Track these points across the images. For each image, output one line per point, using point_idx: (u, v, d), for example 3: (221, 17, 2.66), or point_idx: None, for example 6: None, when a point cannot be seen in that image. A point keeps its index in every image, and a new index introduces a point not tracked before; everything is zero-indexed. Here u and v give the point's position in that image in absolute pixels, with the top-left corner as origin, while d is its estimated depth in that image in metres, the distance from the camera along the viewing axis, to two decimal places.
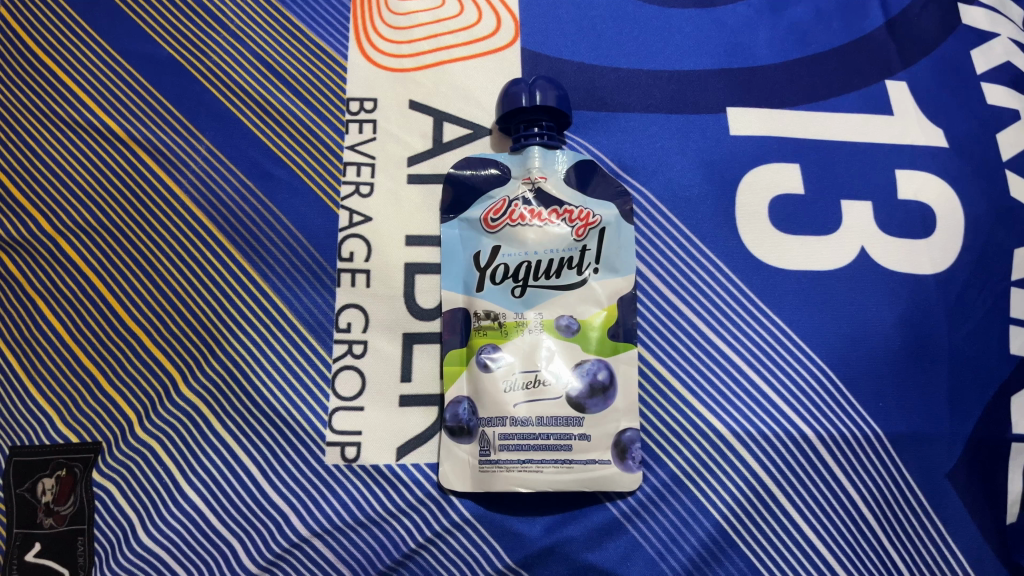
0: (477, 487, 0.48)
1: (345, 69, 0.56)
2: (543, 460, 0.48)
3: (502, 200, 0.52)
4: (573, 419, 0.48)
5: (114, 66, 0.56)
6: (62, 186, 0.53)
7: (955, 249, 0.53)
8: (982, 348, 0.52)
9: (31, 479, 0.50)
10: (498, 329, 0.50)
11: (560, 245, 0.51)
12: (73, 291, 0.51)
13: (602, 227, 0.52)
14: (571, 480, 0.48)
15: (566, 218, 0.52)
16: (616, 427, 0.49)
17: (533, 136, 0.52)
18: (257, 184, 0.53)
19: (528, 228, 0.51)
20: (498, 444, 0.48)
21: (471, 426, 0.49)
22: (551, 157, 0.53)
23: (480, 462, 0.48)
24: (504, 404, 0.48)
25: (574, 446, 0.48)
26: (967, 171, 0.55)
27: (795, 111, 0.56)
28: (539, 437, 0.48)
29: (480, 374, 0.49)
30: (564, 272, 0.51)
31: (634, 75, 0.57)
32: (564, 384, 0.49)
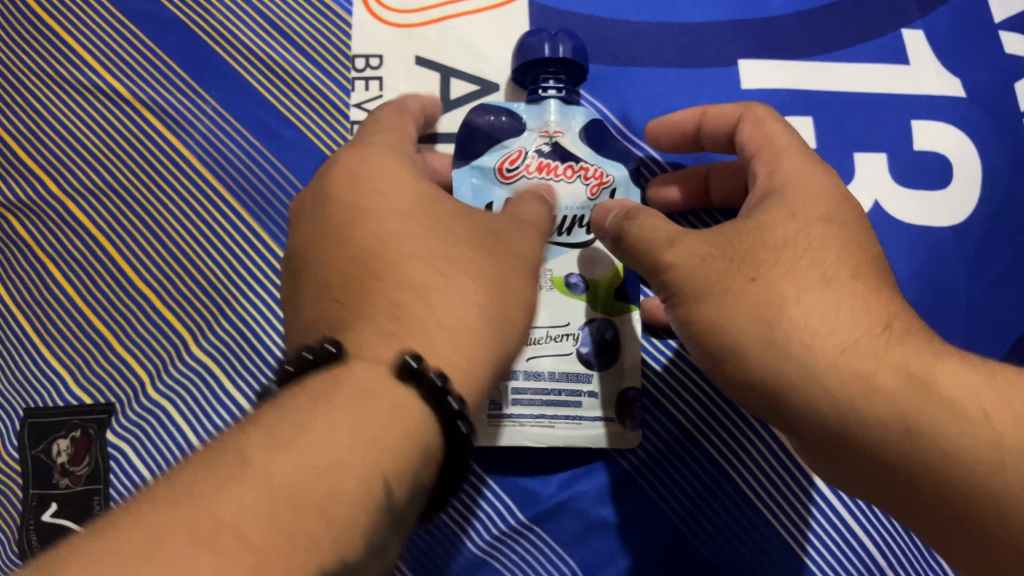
0: (487, 440, 0.47)
1: (349, 25, 0.55)
2: (555, 415, 0.47)
3: (518, 151, 0.48)
4: (584, 376, 0.47)
5: (117, 25, 0.55)
6: (70, 150, 0.53)
7: (973, 200, 0.52)
8: (1001, 300, 0.51)
9: (47, 441, 0.49)
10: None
11: (575, 202, 0.48)
12: (82, 254, 0.52)
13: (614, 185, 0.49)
14: (581, 436, 0.47)
15: (582, 175, 0.48)
16: (620, 385, 0.48)
17: (549, 91, 0.49)
18: (265, 144, 0.53)
19: (543, 180, 0.48)
20: (512, 398, 0.46)
21: None
22: (570, 113, 0.49)
23: (492, 415, 0.46)
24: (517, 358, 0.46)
25: (584, 403, 0.47)
26: (986, 121, 0.54)
27: (807, 62, 0.55)
28: (550, 392, 0.47)
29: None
30: (575, 231, 0.48)
31: (645, 27, 0.56)
32: (575, 339, 0.47)
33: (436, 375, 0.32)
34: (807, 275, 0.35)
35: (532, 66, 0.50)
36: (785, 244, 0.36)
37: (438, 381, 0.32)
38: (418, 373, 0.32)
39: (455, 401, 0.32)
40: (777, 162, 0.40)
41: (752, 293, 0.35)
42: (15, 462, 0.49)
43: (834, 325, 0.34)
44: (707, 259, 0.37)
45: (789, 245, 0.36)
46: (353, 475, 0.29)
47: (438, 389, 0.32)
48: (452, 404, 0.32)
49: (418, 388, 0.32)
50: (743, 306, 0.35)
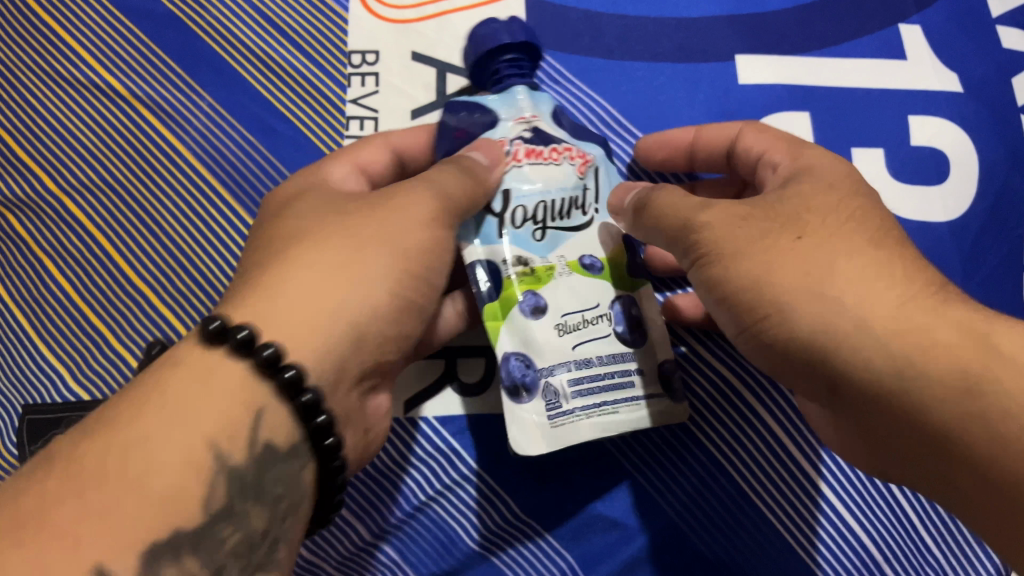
0: (555, 445, 0.39)
1: (346, 21, 0.55)
2: (615, 399, 0.40)
3: (500, 140, 0.42)
4: (628, 354, 0.41)
5: (113, 21, 0.55)
6: (67, 146, 0.53)
7: (969, 197, 0.52)
8: (997, 295, 0.51)
9: (44, 437, 0.49)
10: (530, 275, 0.41)
11: (568, 182, 0.42)
12: (79, 250, 0.52)
13: (596, 161, 0.44)
14: (648, 416, 0.41)
15: (567, 155, 0.43)
16: (658, 358, 0.42)
17: (511, 75, 0.45)
18: (261, 140, 0.53)
19: (533, 164, 0.42)
20: (571, 392, 0.40)
21: (531, 382, 0.40)
22: (538, 98, 0.45)
23: (553, 416, 0.39)
24: (561, 349, 0.40)
25: (636, 380, 0.41)
26: (982, 116, 0.54)
27: (804, 58, 0.55)
28: (606, 376, 0.40)
29: (525, 325, 0.40)
30: (573, 213, 0.43)
31: (641, 22, 0.56)
32: (609, 318, 0.42)
33: (263, 344, 0.34)
34: (855, 238, 0.36)
35: (493, 56, 0.46)
36: (815, 210, 0.37)
37: (266, 352, 0.33)
38: (248, 343, 0.33)
39: (289, 372, 0.34)
40: (798, 152, 0.41)
41: (795, 253, 0.35)
42: (13, 456, 0.49)
43: (884, 284, 0.34)
44: (748, 221, 0.37)
45: (834, 210, 0.37)
46: (179, 449, 0.31)
47: (247, 349, 0.33)
48: (285, 373, 0.34)
49: (228, 350, 0.34)
50: (782, 262, 0.35)
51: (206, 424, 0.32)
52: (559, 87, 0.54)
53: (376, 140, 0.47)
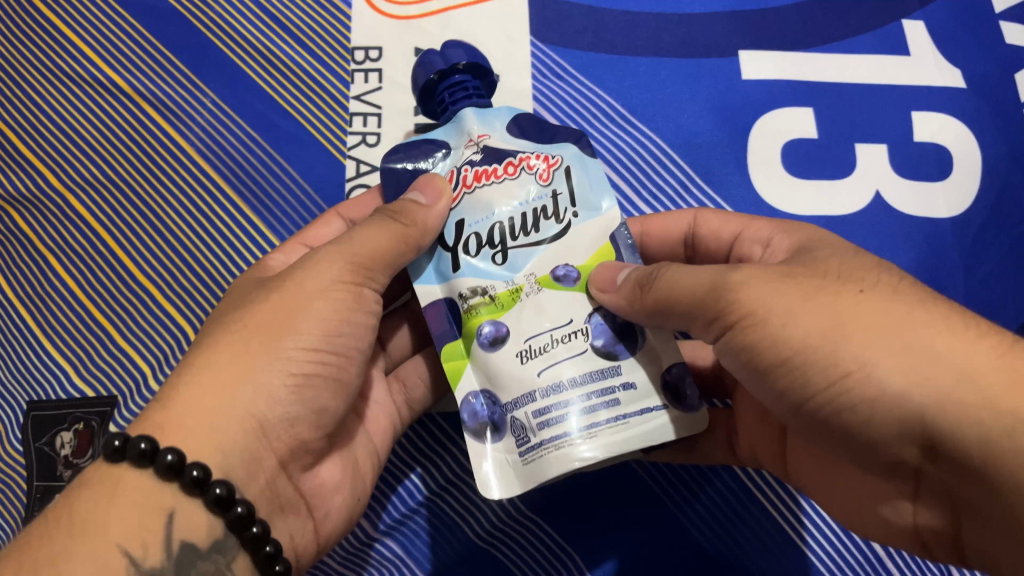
0: (530, 481, 0.36)
1: (349, 18, 0.55)
2: (594, 421, 0.35)
3: (448, 172, 0.41)
4: (610, 370, 0.36)
5: (117, 19, 0.55)
6: (70, 143, 0.53)
7: (972, 190, 0.52)
8: (1002, 290, 0.51)
9: (50, 433, 0.49)
10: (492, 303, 0.38)
11: (527, 195, 0.40)
12: (83, 247, 0.52)
13: (567, 166, 0.41)
14: (634, 438, 0.35)
15: (525, 167, 0.40)
16: (659, 367, 0.37)
17: (460, 99, 0.43)
18: (263, 136, 0.53)
19: (489, 187, 0.40)
20: (537, 422, 0.36)
21: (498, 420, 0.38)
22: (489, 114, 0.42)
23: (523, 453, 0.36)
24: (526, 377, 0.37)
25: (622, 400, 0.36)
26: (985, 111, 0.54)
27: (807, 53, 0.55)
28: (579, 399, 0.35)
29: (486, 358, 0.38)
30: (542, 224, 0.39)
31: (643, 18, 0.56)
32: (585, 333, 0.37)
33: (162, 451, 0.33)
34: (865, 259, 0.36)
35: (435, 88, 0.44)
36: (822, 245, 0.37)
37: (167, 459, 0.33)
38: (149, 454, 0.33)
39: (194, 471, 0.34)
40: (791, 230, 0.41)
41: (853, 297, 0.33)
42: (19, 453, 0.50)
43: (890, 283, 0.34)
44: (792, 279, 0.34)
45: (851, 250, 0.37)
46: (98, 554, 0.31)
47: (148, 458, 0.33)
48: (189, 474, 0.33)
49: (132, 463, 0.34)
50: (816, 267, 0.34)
51: (117, 532, 0.32)
52: (562, 81, 0.54)
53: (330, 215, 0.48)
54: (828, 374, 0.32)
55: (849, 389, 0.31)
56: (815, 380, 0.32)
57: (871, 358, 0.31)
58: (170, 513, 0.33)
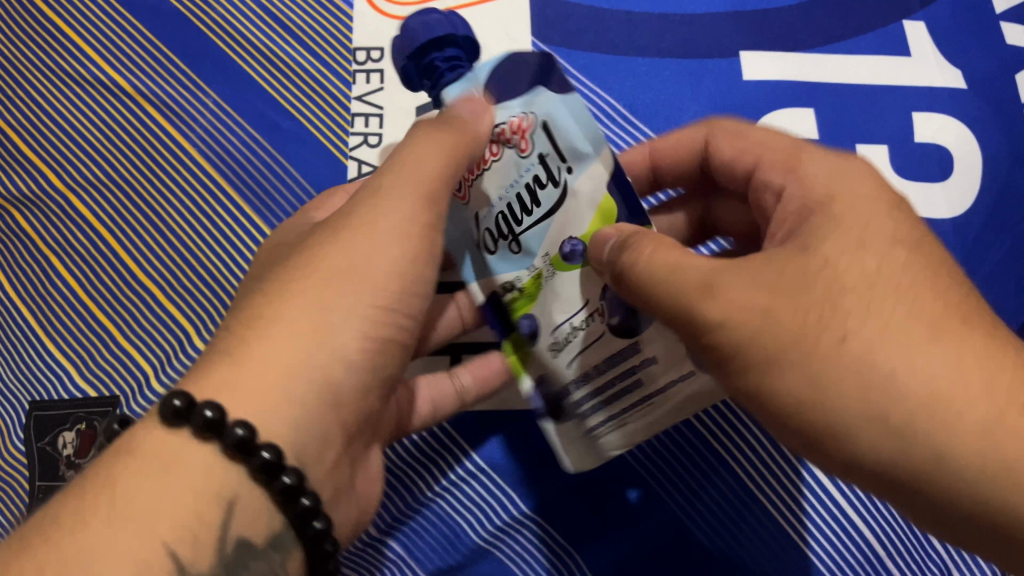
0: (599, 460, 0.40)
1: (351, 18, 0.55)
2: (627, 405, 0.37)
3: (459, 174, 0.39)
4: (628, 350, 0.36)
5: (119, 19, 0.55)
6: (72, 144, 0.53)
7: (972, 193, 0.52)
8: (1002, 290, 0.51)
9: (52, 434, 0.49)
10: (520, 296, 0.38)
11: (512, 172, 0.36)
12: (85, 247, 0.52)
13: (542, 119, 0.35)
14: (667, 413, 0.37)
15: (504, 141, 0.35)
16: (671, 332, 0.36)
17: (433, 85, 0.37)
18: (265, 136, 0.53)
19: (485, 173, 0.37)
20: (586, 408, 0.38)
21: (552, 408, 0.39)
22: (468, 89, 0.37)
23: (587, 437, 0.39)
24: (560, 370, 0.37)
25: (644, 379, 0.36)
26: (986, 113, 0.54)
27: (809, 53, 0.55)
28: (609, 383, 0.37)
29: (536, 353, 0.38)
30: (540, 196, 0.35)
31: (645, 18, 0.56)
32: (601, 312, 0.36)
33: (233, 424, 0.31)
34: None
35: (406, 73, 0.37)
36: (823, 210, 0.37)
37: (237, 433, 0.31)
38: (217, 424, 0.31)
39: (264, 453, 0.32)
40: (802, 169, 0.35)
41: None
42: (21, 453, 0.50)
43: None
44: (772, 312, 0.30)
45: None
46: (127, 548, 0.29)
47: (216, 429, 0.31)
48: (261, 456, 0.32)
49: (194, 432, 0.32)
50: None
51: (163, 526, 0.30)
52: None
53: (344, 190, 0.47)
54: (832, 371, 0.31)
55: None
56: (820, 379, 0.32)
57: (892, 363, 0.28)
58: (228, 504, 0.32)
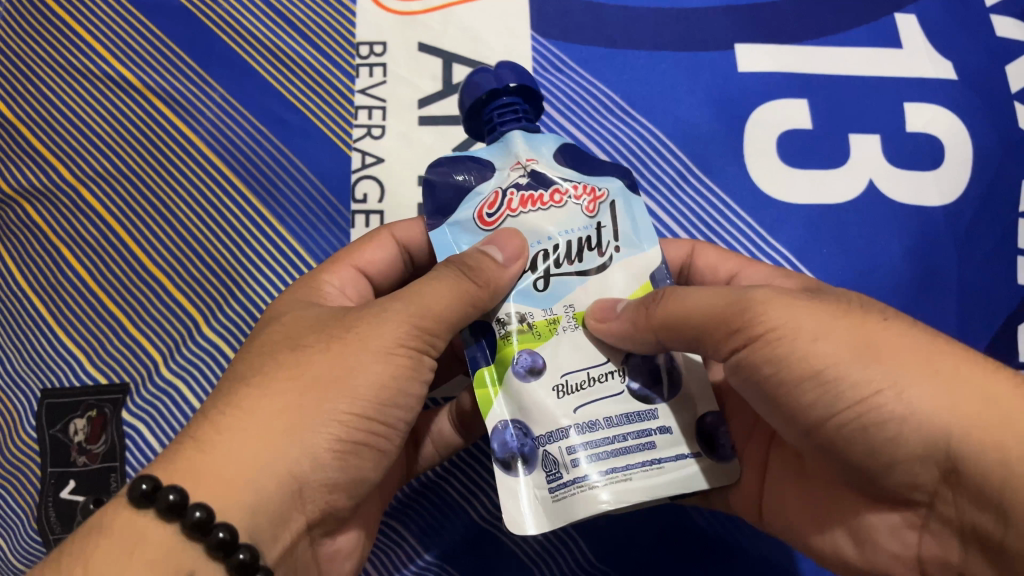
0: (556, 521, 0.34)
1: (353, 14, 0.56)
2: (629, 464, 0.34)
3: (491, 193, 0.39)
4: (648, 413, 0.35)
5: (128, 16, 0.57)
6: (81, 137, 0.54)
7: (963, 181, 0.53)
8: (992, 278, 0.52)
9: (64, 421, 0.50)
10: (529, 331, 0.36)
11: (573, 223, 0.38)
12: (94, 238, 0.53)
13: (613, 200, 0.39)
14: (665, 483, 0.34)
15: (571, 196, 0.38)
16: (695, 412, 0.36)
17: (509, 119, 0.40)
18: (272, 130, 0.55)
19: (537, 212, 0.38)
20: (569, 461, 0.34)
21: (527, 452, 0.35)
22: (538, 140, 0.40)
23: (553, 488, 0.34)
24: (559, 415, 0.35)
25: (658, 443, 0.35)
26: (976, 103, 0.55)
27: (803, 46, 0.56)
28: (615, 441, 0.34)
29: (522, 388, 0.36)
30: (585, 254, 0.37)
31: (643, 13, 0.57)
32: (621, 374, 0.36)
33: (192, 505, 0.32)
34: None
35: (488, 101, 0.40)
36: None
37: (169, 498, 0.32)
38: (179, 507, 0.32)
39: (220, 532, 0.32)
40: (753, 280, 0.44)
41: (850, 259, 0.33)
42: (32, 441, 0.50)
43: None
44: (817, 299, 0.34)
45: None
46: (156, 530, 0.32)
47: (149, 497, 0.32)
48: (217, 535, 0.32)
49: (158, 512, 0.32)
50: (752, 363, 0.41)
51: None
52: (562, 75, 0.56)
53: (381, 234, 0.46)
54: (858, 392, 0.32)
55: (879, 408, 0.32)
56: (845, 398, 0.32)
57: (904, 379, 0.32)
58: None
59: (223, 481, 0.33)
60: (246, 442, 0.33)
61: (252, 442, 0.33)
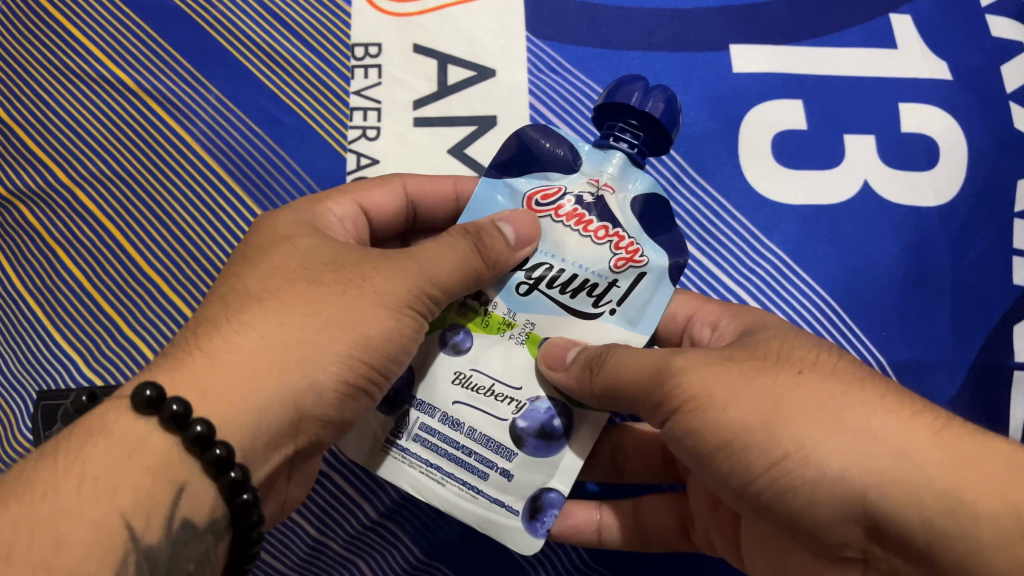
0: (371, 464, 0.41)
1: (348, 15, 0.56)
2: (449, 473, 0.40)
3: (550, 187, 0.41)
4: (505, 450, 0.40)
5: (122, 18, 0.57)
6: (77, 139, 0.54)
7: (958, 181, 0.53)
8: (986, 278, 0.52)
9: (60, 422, 0.50)
10: (483, 318, 0.41)
11: (593, 263, 0.40)
12: (90, 240, 0.53)
13: (644, 270, 0.40)
14: (467, 510, 0.40)
15: (612, 241, 0.40)
16: (547, 479, 0.40)
17: (620, 141, 0.41)
18: (266, 131, 0.55)
19: (571, 232, 0.40)
20: (414, 433, 0.40)
21: (401, 399, 0.40)
22: (638, 176, 0.41)
23: (388, 443, 0.40)
24: (444, 395, 0.40)
25: (490, 479, 0.40)
26: (971, 103, 0.55)
27: (797, 46, 0.56)
28: (457, 448, 0.40)
29: (443, 361, 0.40)
30: (579, 295, 0.40)
31: (637, 13, 0.57)
32: (518, 407, 0.40)
33: (195, 420, 0.33)
34: None
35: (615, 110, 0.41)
36: None
37: (194, 427, 0.33)
38: (200, 436, 0.33)
39: (233, 472, 0.33)
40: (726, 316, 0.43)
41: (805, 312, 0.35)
42: (28, 442, 0.50)
43: None
44: (734, 362, 0.36)
45: None
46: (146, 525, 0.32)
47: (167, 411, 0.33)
48: (213, 452, 0.33)
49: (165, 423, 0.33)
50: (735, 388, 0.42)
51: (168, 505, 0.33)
52: (557, 76, 0.56)
53: (393, 182, 0.47)
54: (801, 422, 0.33)
55: (789, 472, 0.33)
56: (757, 464, 0.34)
57: (810, 440, 0.33)
58: (182, 486, 0.33)
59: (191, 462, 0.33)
60: (232, 423, 0.34)
61: (236, 423, 0.34)
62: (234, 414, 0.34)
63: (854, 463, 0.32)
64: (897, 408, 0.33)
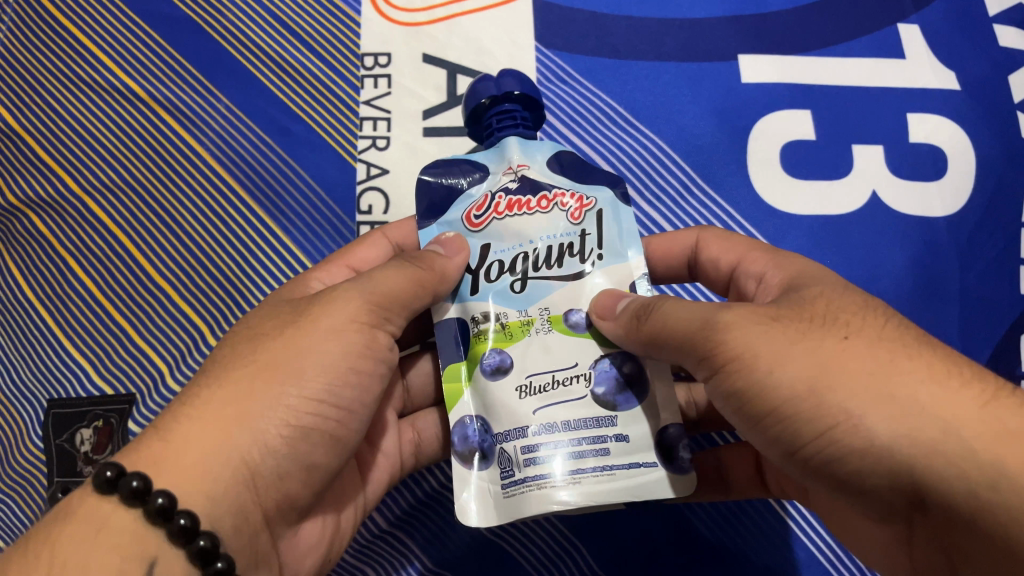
0: (506, 516, 0.35)
1: (358, 24, 0.57)
2: (580, 469, 0.35)
3: (483, 196, 0.40)
4: (606, 419, 0.36)
5: (133, 27, 0.57)
6: (88, 148, 0.55)
7: (966, 190, 0.53)
8: (994, 288, 0.52)
9: (70, 431, 0.51)
10: (502, 332, 0.38)
11: (556, 228, 0.38)
12: (101, 249, 0.53)
13: (600, 207, 0.39)
14: (613, 491, 0.35)
15: (559, 202, 0.39)
16: (658, 423, 0.36)
17: (507, 127, 0.41)
18: (276, 140, 0.55)
19: (521, 217, 0.39)
20: (523, 460, 0.35)
21: (487, 448, 0.37)
22: (533, 146, 0.40)
23: (504, 485, 0.36)
24: (521, 413, 0.36)
25: (611, 452, 0.35)
26: (979, 113, 0.55)
27: (804, 56, 0.57)
28: (569, 445, 0.35)
29: (487, 387, 0.37)
30: (565, 259, 0.38)
31: (645, 23, 0.57)
32: (587, 380, 0.37)
33: (155, 492, 0.32)
34: None
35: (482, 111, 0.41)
36: None
37: (157, 501, 0.31)
38: (166, 510, 0.31)
39: (201, 540, 0.32)
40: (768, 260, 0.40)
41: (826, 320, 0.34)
42: (39, 450, 0.51)
43: None
44: (780, 322, 0.34)
45: None
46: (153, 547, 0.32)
47: (115, 484, 0.32)
48: (178, 521, 0.32)
49: (122, 500, 0.32)
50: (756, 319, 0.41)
51: None
52: (565, 86, 0.56)
53: (375, 237, 0.46)
54: (813, 431, 0.32)
55: None
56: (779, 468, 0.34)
57: (859, 409, 0.31)
58: (152, 561, 0.31)
59: (184, 471, 0.33)
60: (242, 441, 0.34)
61: (246, 440, 0.34)
62: (245, 423, 0.34)
63: (902, 433, 0.30)
64: (944, 377, 0.31)
